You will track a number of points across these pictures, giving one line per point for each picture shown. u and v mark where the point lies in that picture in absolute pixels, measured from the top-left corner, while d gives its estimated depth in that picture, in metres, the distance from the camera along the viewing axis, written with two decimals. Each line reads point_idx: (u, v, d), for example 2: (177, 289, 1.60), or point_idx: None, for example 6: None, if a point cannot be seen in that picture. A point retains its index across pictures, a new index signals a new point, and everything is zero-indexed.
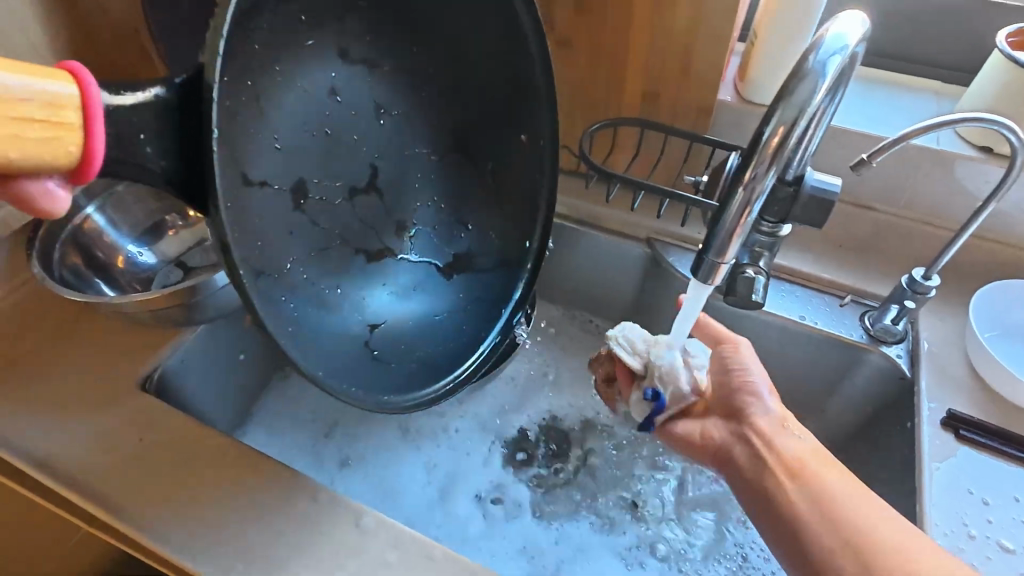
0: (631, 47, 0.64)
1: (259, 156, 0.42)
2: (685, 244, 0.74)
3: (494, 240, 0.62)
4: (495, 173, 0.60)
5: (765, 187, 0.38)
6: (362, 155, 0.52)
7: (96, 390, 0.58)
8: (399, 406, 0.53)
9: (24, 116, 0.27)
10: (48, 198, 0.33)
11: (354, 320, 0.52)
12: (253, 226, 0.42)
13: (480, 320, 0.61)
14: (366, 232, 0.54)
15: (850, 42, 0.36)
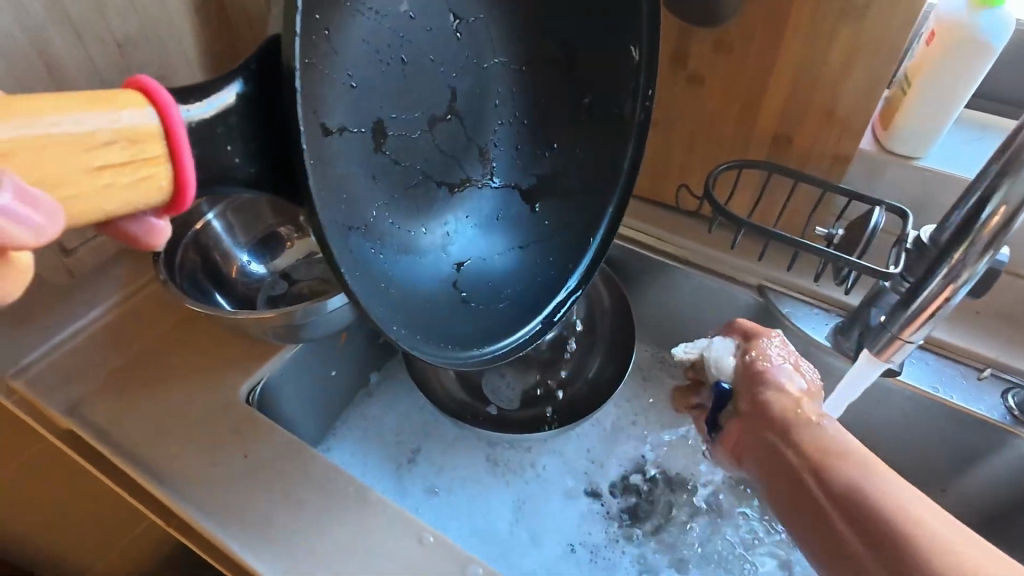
0: (770, 87, 0.61)
1: (336, 104, 0.40)
2: (800, 294, 0.70)
3: (580, 168, 0.60)
4: (587, 106, 0.57)
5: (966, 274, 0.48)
6: (441, 78, 0.49)
7: (199, 397, 0.57)
8: (497, 349, 0.55)
9: (105, 163, 0.26)
10: (150, 233, 0.34)
11: (438, 268, 0.53)
12: (345, 173, 0.42)
13: (567, 253, 0.60)
14: (447, 163, 0.53)
15: None
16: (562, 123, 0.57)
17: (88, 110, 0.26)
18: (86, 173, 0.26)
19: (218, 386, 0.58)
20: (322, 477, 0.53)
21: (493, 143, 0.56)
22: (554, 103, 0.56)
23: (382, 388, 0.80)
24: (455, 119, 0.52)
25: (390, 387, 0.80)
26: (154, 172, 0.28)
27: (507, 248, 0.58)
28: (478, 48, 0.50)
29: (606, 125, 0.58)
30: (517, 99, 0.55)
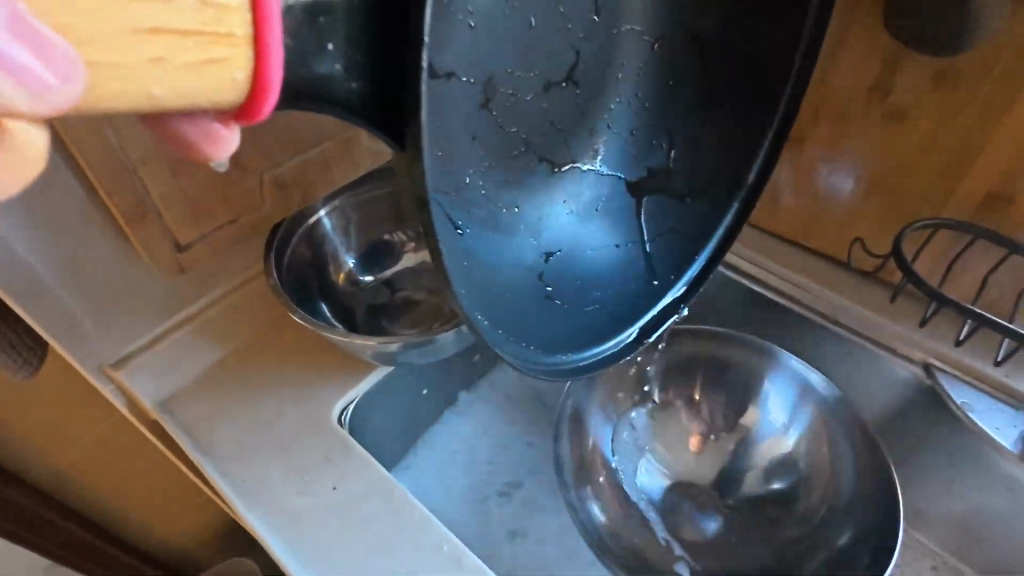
0: (1000, 134, 0.49)
1: (450, 47, 0.35)
2: (980, 383, 0.57)
3: (702, 162, 0.50)
4: (719, 86, 0.48)
5: None
6: (563, 36, 0.43)
7: (291, 412, 0.53)
8: (580, 360, 0.45)
9: (152, 27, 0.19)
10: (209, 138, 0.27)
11: (527, 257, 0.45)
12: (449, 128, 0.37)
13: (667, 261, 0.51)
14: (553, 138, 0.46)
15: None
16: (692, 100, 0.48)
17: None
18: (133, 36, 0.19)
19: (312, 401, 0.53)
20: (416, 526, 0.47)
21: (606, 123, 0.48)
22: (687, 76, 0.48)
23: (471, 408, 0.73)
24: (567, 87, 0.45)
25: (480, 410, 0.74)
26: (220, 54, 0.21)
27: (604, 243, 0.49)
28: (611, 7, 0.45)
29: (742, 108, 0.48)
30: (643, 73, 0.47)
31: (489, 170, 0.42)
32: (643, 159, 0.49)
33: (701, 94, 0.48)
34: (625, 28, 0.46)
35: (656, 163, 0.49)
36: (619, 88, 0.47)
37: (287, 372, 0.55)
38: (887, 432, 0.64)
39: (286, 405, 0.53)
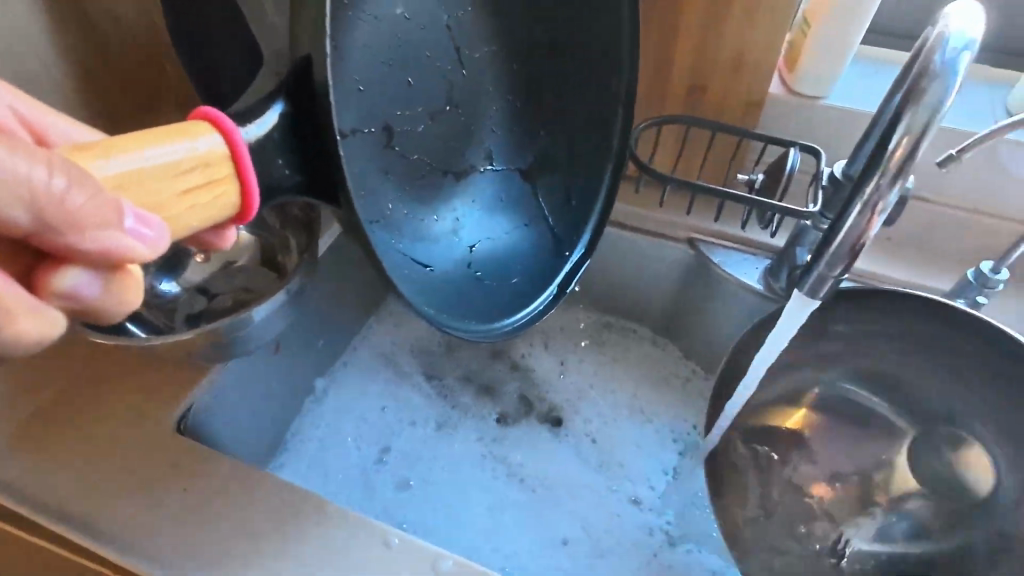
0: (680, 37, 0.61)
1: (345, 109, 0.43)
2: (729, 243, 0.70)
3: (571, 141, 0.60)
4: (564, 82, 0.58)
5: (888, 203, 0.36)
6: (436, 71, 0.51)
7: (125, 436, 0.53)
8: (513, 324, 0.56)
9: (190, 187, 0.31)
10: (218, 234, 0.41)
11: (458, 256, 0.55)
12: (361, 172, 0.45)
13: (564, 228, 0.61)
14: (450, 151, 0.55)
15: (977, 37, 0.33)
16: (547, 101, 0.59)
17: (169, 141, 0.30)
18: (180, 196, 0.30)
19: (144, 421, 0.53)
20: (275, 498, 0.49)
21: (490, 130, 0.58)
22: (541, 86, 0.58)
23: (331, 393, 0.75)
24: (452, 110, 0.54)
25: (340, 391, 0.75)
26: (225, 189, 0.33)
27: (513, 226, 0.59)
28: (466, 38, 0.53)
29: (585, 93, 0.59)
30: (507, 84, 0.57)
31: (411, 190, 0.51)
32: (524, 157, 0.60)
33: (551, 89, 0.58)
34: (483, 51, 0.55)
35: (539, 153, 0.60)
36: (490, 103, 0.57)
37: (114, 402, 0.55)
38: (682, 305, 0.76)
39: (119, 431, 0.53)
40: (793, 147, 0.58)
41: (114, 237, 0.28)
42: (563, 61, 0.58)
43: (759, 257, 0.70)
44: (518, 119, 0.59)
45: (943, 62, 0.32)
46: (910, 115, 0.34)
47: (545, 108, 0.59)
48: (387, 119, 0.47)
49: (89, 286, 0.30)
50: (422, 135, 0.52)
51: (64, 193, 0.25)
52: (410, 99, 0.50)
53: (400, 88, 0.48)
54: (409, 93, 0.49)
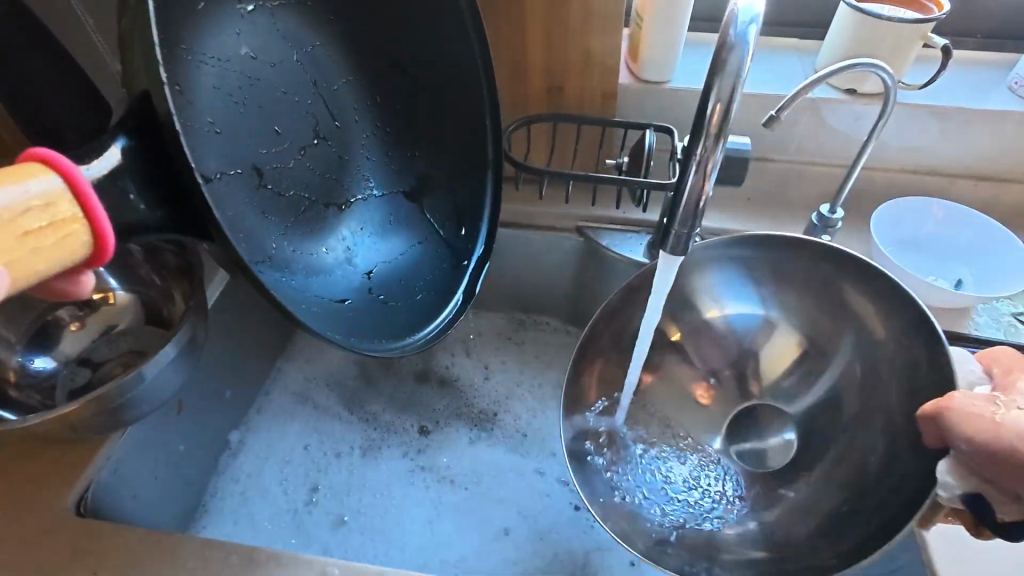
0: (530, 43, 0.65)
1: (205, 151, 0.42)
2: (614, 225, 0.75)
3: (445, 155, 0.61)
4: (428, 101, 0.60)
5: (716, 159, 0.41)
6: (297, 106, 0.52)
7: (18, 533, 0.49)
8: (423, 337, 0.55)
9: (35, 228, 0.30)
10: (74, 283, 0.37)
11: (355, 280, 0.54)
12: (237, 212, 0.45)
13: (455, 239, 0.61)
14: (329, 184, 0.55)
15: (761, 10, 0.38)
16: (416, 120, 0.60)
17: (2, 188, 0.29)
18: (20, 239, 0.29)
19: (39, 512, 0.50)
20: (195, 559, 0.47)
21: (365, 156, 0.58)
22: (410, 107, 0.60)
23: (248, 443, 0.72)
24: (321, 141, 0.55)
25: (258, 437, 0.73)
26: (74, 230, 0.31)
27: (406, 246, 0.59)
28: (322, 71, 0.54)
29: (451, 107, 0.60)
30: (371, 110, 0.58)
31: (295, 227, 0.51)
32: (406, 177, 0.61)
33: (415, 105, 0.60)
34: (342, 83, 0.56)
35: (418, 174, 0.61)
36: (360, 132, 0.58)
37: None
38: (582, 290, 0.80)
39: (9, 530, 0.49)
40: (648, 128, 0.63)
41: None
42: (426, 76, 0.59)
43: (641, 234, 0.75)
44: (392, 142, 0.60)
45: (737, 34, 0.38)
46: (718, 81, 0.39)
47: (417, 129, 0.60)
48: (253, 159, 0.47)
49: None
50: (295, 167, 0.52)
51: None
52: (277, 135, 0.50)
53: (261, 125, 0.48)
54: (272, 130, 0.49)
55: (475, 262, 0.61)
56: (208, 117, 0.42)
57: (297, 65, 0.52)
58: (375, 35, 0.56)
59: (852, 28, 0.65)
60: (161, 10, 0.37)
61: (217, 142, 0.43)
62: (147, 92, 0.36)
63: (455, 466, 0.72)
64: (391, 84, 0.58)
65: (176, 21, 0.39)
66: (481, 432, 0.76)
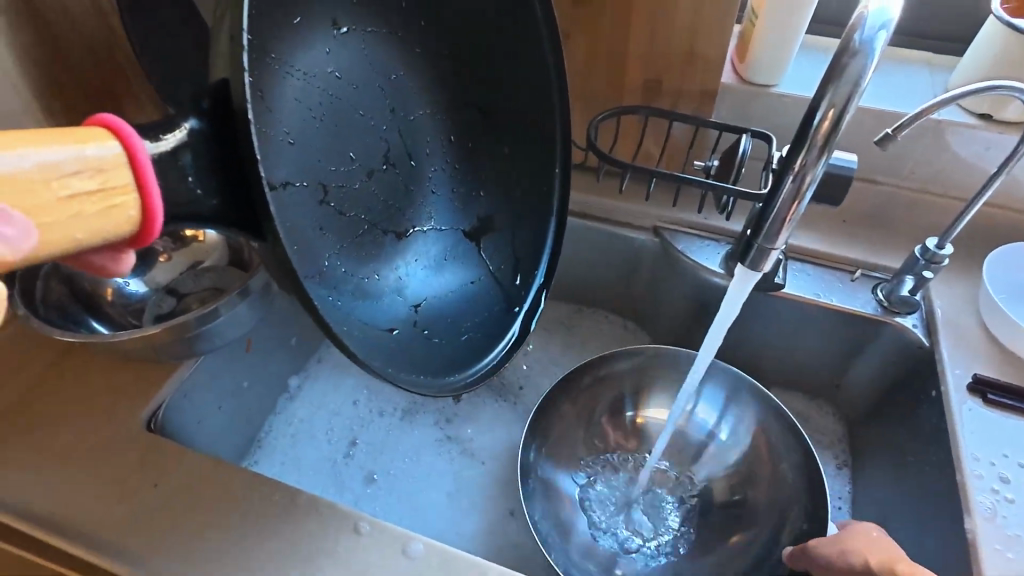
0: (632, 31, 0.63)
1: (277, 160, 0.40)
2: (692, 229, 0.72)
3: (510, 197, 0.61)
4: (496, 140, 0.59)
5: (816, 174, 0.38)
6: (372, 131, 0.50)
7: (96, 436, 0.53)
8: (466, 380, 0.53)
9: (75, 193, 0.26)
10: (114, 259, 0.33)
11: (404, 313, 0.51)
12: (297, 225, 0.41)
13: (507, 282, 0.60)
14: (391, 211, 0.53)
15: (894, 16, 0.35)
16: (488, 155, 0.59)
17: (57, 146, 0.26)
18: (59, 203, 0.26)
19: (115, 420, 0.54)
20: (242, 490, 0.50)
21: (430, 188, 0.57)
22: (479, 147, 0.59)
23: (304, 389, 0.75)
24: (391, 166, 0.53)
25: (314, 387, 0.76)
26: (121, 202, 0.28)
27: (460, 283, 0.57)
28: (402, 100, 0.53)
29: (520, 149, 0.60)
30: (443, 143, 0.57)
31: (354, 252, 0.48)
32: (467, 214, 0.59)
33: (486, 144, 0.59)
34: (419, 113, 0.55)
35: (480, 214, 0.59)
36: (426, 164, 0.56)
37: (85, 404, 0.55)
38: (648, 291, 0.78)
39: (89, 432, 0.54)
40: (745, 133, 0.59)
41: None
42: (502, 113, 0.59)
43: (720, 243, 0.72)
44: (458, 176, 0.58)
45: (863, 38, 0.34)
46: (832, 89, 0.36)
47: (489, 165, 0.59)
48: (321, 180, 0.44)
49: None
50: (358, 192, 0.49)
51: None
52: (349, 157, 0.48)
53: (334, 144, 0.46)
54: (347, 149, 0.47)
55: (525, 314, 0.60)
56: (286, 124, 0.41)
57: (380, 88, 0.51)
58: (459, 65, 0.56)
59: (999, 47, 0.58)
60: (255, 14, 0.37)
61: (287, 152, 0.41)
62: (226, 80, 0.32)
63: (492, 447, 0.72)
64: (468, 118, 0.58)
65: (268, 29, 0.39)
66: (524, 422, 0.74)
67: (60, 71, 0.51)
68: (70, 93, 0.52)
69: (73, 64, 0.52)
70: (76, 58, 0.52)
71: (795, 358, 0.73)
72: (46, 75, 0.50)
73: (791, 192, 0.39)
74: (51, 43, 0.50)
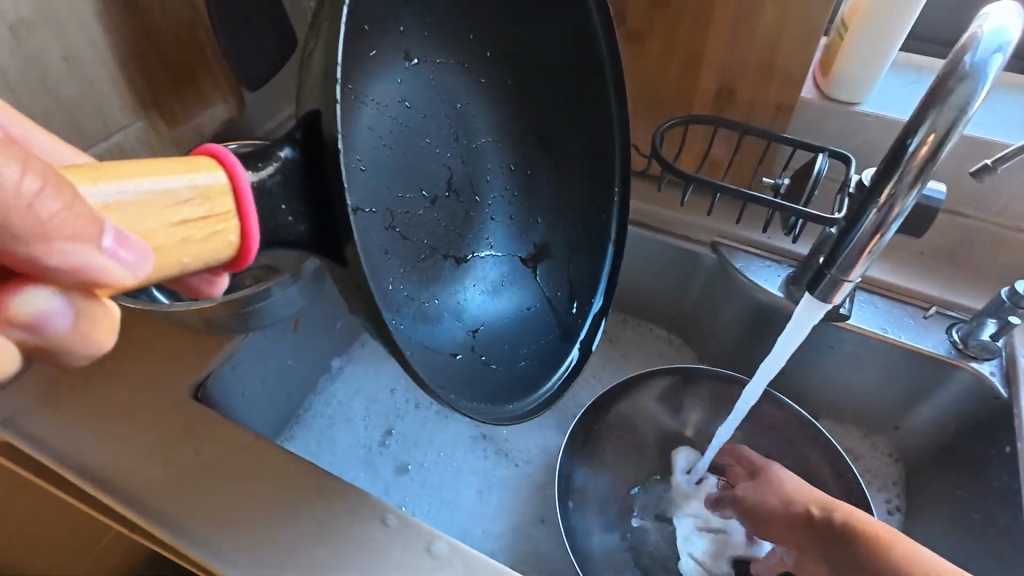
0: (711, 38, 0.60)
1: (351, 188, 0.40)
2: (753, 249, 0.69)
3: (569, 222, 0.59)
4: (557, 167, 0.58)
5: (906, 203, 0.35)
6: (437, 158, 0.50)
7: (147, 398, 0.55)
8: (522, 409, 0.52)
9: (185, 218, 0.26)
10: (207, 282, 0.37)
11: (463, 340, 0.51)
12: (370, 251, 0.41)
13: (563, 308, 0.59)
14: (452, 237, 0.53)
15: (1014, 38, 0.32)
16: (550, 185, 0.58)
17: (172, 172, 0.26)
18: (171, 226, 0.26)
19: (165, 385, 0.56)
20: (278, 467, 0.51)
21: (490, 215, 0.56)
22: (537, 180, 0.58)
23: (345, 371, 0.76)
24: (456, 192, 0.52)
25: (355, 370, 0.77)
26: (223, 228, 0.28)
27: (516, 309, 0.56)
28: (466, 127, 0.52)
29: (581, 174, 0.59)
30: (505, 168, 0.57)
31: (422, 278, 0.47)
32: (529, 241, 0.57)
33: (547, 169, 0.58)
34: (482, 139, 0.54)
35: (538, 239, 0.58)
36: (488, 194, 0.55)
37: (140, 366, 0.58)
38: (701, 308, 0.75)
39: (141, 394, 0.56)
40: (822, 152, 0.56)
41: (85, 254, 0.23)
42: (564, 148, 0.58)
43: (781, 265, 0.68)
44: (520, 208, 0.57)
45: (974, 61, 0.31)
46: (933, 113, 0.33)
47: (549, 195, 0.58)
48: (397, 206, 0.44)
49: (57, 311, 0.25)
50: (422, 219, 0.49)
51: (34, 198, 0.22)
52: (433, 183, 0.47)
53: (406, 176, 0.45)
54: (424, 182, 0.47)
55: (582, 341, 0.59)
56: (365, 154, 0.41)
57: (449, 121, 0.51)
58: (521, 88, 0.55)
59: None
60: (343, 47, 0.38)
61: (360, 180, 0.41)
62: (319, 110, 0.34)
63: (522, 451, 0.71)
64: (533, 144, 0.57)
65: (350, 62, 0.39)
66: (558, 430, 0.73)
67: (147, 46, 0.52)
68: (154, 67, 0.54)
69: (158, 37, 0.53)
70: (163, 34, 0.53)
71: (851, 392, 0.68)
72: (132, 46, 0.52)
73: (874, 221, 0.36)
74: (138, 18, 0.51)
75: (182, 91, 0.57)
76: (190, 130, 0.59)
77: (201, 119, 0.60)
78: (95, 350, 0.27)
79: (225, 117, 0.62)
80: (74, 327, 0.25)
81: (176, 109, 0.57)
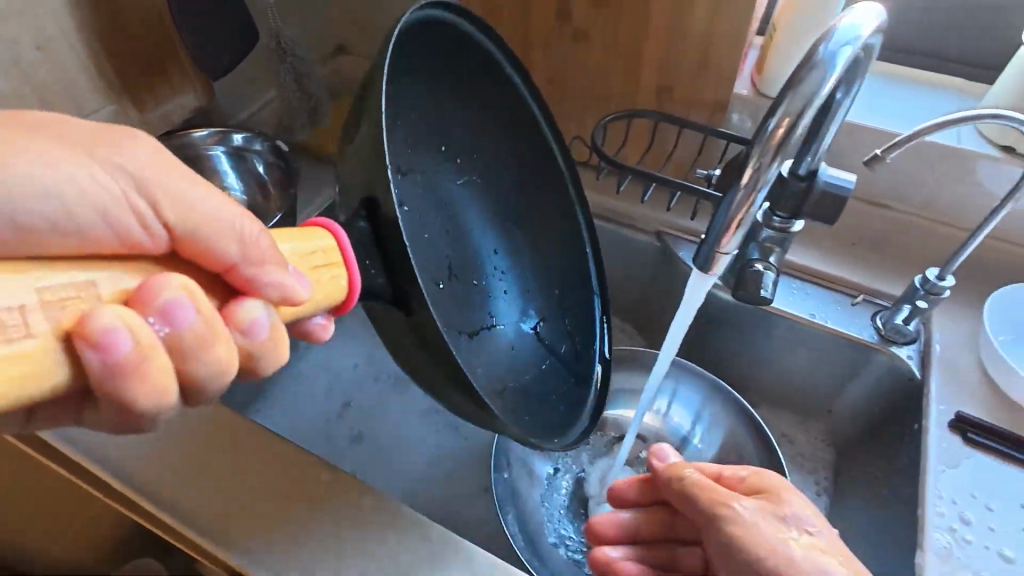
0: (649, 37, 0.64)
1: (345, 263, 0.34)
2: (694, 238, 0.72)
3: (555, 260, 0.57)
4: (531, 205, 0.56)
5: (767, 177, 0.39)
6: (432, 245, 0.45)
7: None
8: (570, 436, 0.48)
9: (315, 267, 0.33)
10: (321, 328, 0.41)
11: (519, 432, 0.42)
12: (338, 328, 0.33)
13: (568, 350, 0.54)
14: (461, 308, 0.46)
15: (866, 33, 0.35)
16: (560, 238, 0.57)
17: (300, 238, 0.34)
18: (311, 271, 0.33)
19: None
20: None
21: (477, 277, 0.49)
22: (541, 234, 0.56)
23: (311, 350, 0.80)
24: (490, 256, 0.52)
25: (320, 348, 0.81)
26: (338, 273, 0.34)
27: (533, 361, 0.51)
28: (436, 178, 0.48)
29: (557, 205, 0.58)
30: (481, 213, 0.52)
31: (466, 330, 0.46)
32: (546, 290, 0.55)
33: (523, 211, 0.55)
34: (456, 182, 0.50)
35: (526, 285, 0.54)
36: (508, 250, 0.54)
37: None
38: (649, 295, 0.79)
39: None
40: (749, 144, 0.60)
41: (278, 279, 0.32)
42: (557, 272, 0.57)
43: None
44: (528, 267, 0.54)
45: (828, 51, 0.35)
46: (792, 97, 0.36)
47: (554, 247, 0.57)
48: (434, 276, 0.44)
49: (261, 323, 0.32)
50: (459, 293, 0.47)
51: (258, 234, 0.33)
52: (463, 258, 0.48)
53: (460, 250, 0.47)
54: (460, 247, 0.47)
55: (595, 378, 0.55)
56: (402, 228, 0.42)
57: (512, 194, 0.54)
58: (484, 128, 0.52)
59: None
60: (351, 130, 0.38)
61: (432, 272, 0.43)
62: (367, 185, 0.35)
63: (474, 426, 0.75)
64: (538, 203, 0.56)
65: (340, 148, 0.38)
66: None
67: (115, 37, 0.57)
68: (122, 57, 0.58)
69: (125, 29, 0.57)
70: (131, 26, 0.58)
71: (786, 376, 0.72)
72: (101, 38, 0.56)
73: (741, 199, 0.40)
74: (107, 11, 0.56)
75: (151, 80, 0.61)
76: (158, 117, 0.63)
77: (170, 107, 0.64)
78: (277, 358, 0.34)
79: (193, 105, 0.66)
80: (270, 338, 0.33)
81: (145, 96, 0.61)
